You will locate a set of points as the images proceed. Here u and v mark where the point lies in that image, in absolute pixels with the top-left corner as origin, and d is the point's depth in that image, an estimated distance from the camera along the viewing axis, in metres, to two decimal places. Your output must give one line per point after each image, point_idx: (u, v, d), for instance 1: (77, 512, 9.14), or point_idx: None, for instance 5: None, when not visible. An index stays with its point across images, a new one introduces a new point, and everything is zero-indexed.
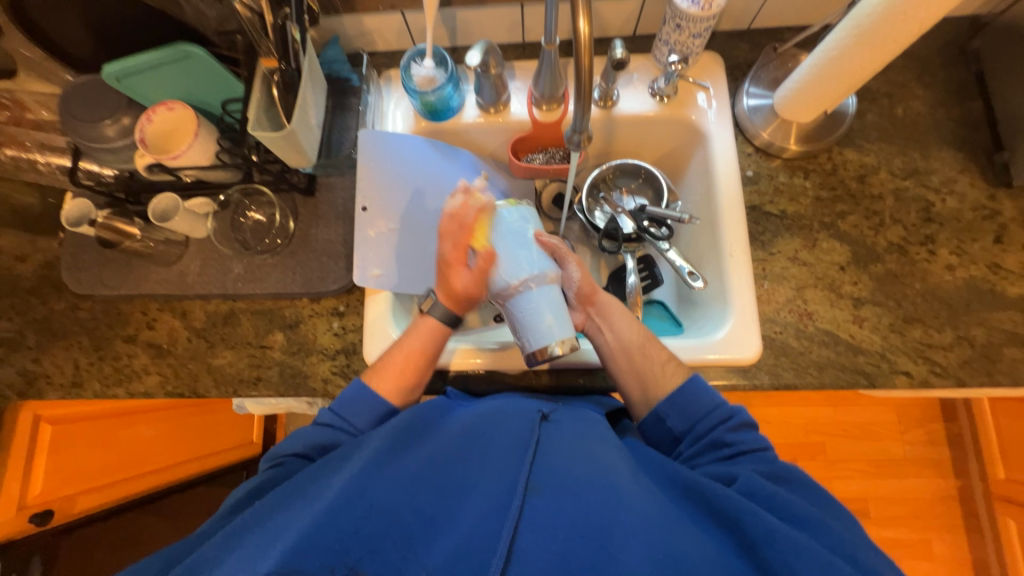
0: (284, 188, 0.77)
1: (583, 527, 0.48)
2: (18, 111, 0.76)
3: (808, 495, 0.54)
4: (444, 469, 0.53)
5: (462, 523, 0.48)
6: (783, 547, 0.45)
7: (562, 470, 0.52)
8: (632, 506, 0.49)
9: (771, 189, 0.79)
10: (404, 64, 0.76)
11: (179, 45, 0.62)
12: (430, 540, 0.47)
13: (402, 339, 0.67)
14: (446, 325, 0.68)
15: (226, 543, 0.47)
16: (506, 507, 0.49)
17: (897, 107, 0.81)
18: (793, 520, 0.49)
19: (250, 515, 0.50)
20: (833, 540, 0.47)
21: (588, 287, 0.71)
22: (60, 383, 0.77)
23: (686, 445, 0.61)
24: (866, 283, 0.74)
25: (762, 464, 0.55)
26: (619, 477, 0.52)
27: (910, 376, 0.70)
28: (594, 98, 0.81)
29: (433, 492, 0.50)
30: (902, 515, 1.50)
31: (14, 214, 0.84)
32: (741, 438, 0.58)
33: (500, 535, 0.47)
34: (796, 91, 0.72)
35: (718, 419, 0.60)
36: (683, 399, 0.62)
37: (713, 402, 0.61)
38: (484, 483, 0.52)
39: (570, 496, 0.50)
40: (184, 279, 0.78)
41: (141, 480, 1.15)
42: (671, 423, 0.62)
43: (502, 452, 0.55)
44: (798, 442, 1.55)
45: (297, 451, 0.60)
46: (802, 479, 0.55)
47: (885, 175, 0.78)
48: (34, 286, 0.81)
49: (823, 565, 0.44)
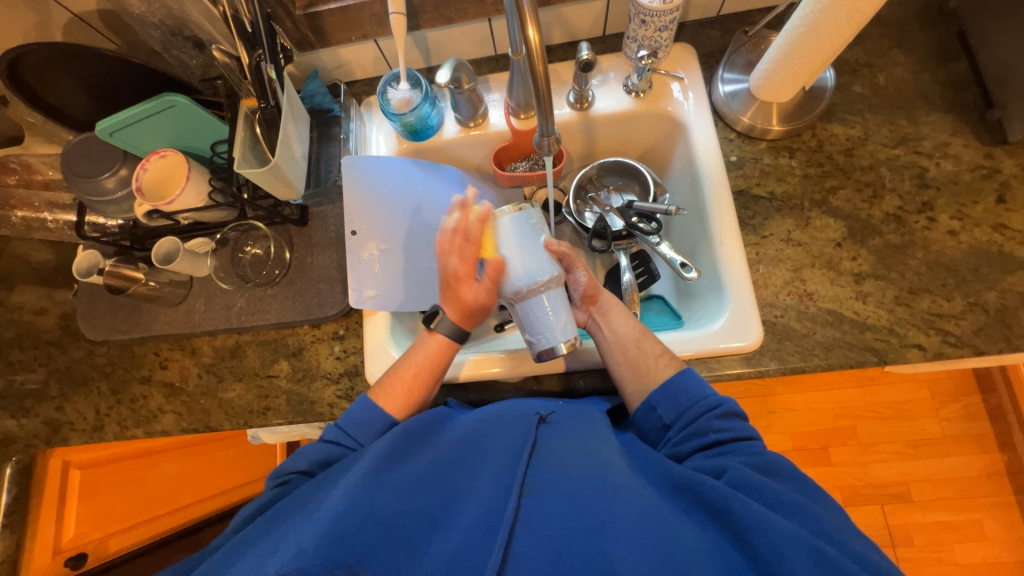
0: (278, 220, 0.80)
1: (580, 523, 0.48)
2: (27, 174, 0.80)
3: (796, 485, 0.53)
4: (443, 476, 0.53)
5: (460, 528, 0.48)
6: (775, 537, 0.44)
7: (558, 469, 0.53)
8: (626, 502, 0.49)
9: (757, 172, 0.78)
10: (380, 90, 0.78)
11: (164, 96, 0.66)
12: (427, 545, 0.46)
13: (411, 355, 0.68)
14: (454, 340, 0.67)
15: (222, 563, 0.47)
16: (503, 511, 0.49)
17: (879, 76, 0.79)
18: (780, 509, 0.48)
19: (248, 534, 0.50)
20: (820, 526, 0.47)
21: (592, 288, 0.71)
22: (83, 428, 0.80)
23: (675, 432, 0.61)
24: (865, 257, 0.72)
25: (750, 455, 0.55)
26: (613, 474, 0.52)
27: (923, 349, 0.67)
28: (570, 101, 0.82)
29: (431, 497, 0.50)
30: (947, 496, 1.43)
31: (32, 271, 0.89)
32: (729, 426, 0.58)
33: (495, 538, 0.47)
34: (770, 71, 0.72)
35: (706, 406, 0.60)
36: (675, 389, 0.61)
37: (702, 392, 0.61)
38: (483, 490, 0.52)
39: (567, 493, 0.50)
40: (191, 317, 0.81)
41: (169, 519, 1.17)
42: (661, 411, 0.62)
43: (498, 458, 0.55)
44: (826, 428, 1.50)
45: (298, 470, 0.61)
46: (787, 468, 0.54)
47: (873, 146, 0.77)
48: (54, 337, 0.85)
49: (813, 553, 0.43)
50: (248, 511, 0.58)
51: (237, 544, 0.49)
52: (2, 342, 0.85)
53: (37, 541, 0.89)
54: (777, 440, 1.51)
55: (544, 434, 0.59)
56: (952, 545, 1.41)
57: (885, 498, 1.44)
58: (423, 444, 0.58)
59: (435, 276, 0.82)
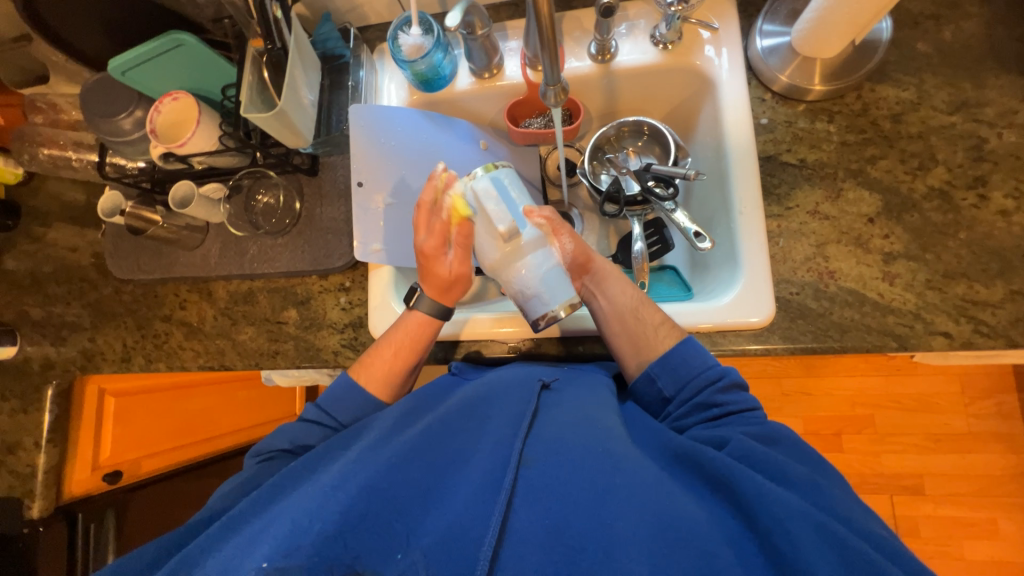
0: (288, 169, 0.80)
1: (576, 496, 0.47)
2: (54, 114, 0.83)
3: (798, 454, 0.52)
4: (438, 441, 0.53)
5: (456, 499, 0.48)
6: (778, 510, 0.43)
7: (558, 439, 0.52)
8: (627, 471, 0.48)
9: (789, 137, 0.72)
10: (391, 34, 0.74)
11: (170, 34, 0.65)
12: (423, 516, 0.47)
13: (389, 333, 0.68)
14: (435, 318, 0.68)
15: (221, 534, 0.48)
16: (500, 483, 0.49)
17: (945, 31, 0.70)
18: (784, 482, 0.48)
19: (247, 505, 0.51)
20: (825, 501, 0.46)
21: (582, 255, 0.68)
22: (113, 359, 0.86)
23: (675, 407, 0.59)
24: (899, 236, 0.66)
25: (754, 425, 0.54)
26: (615, 443, 0.51)
27: (950, 337, 0.63)
28: (590, 52, 0.77)
29: (427, 466, 0.50)
30: (962, 493, 1.38)
31: (64, 209, 0.93)
32: (731, 400, 0.56)
33: (493, 513, 0.47)
34: (816, 21, 0.64)
35: (707, 379, 0.58)
36: (675, 360, 0.60)
37: (704, 362, 0.59)
38: (483, 457, 0.52)
39: (566, 466, 0.49)
40: (207, 261, 0.83)
41: (193, 448, 1.28)
42: (661, 385, 0.60)
43: (497, 427, 0.55)
44: (841, 415, 1.46)
45: (286, 446, 0.63)
46: (791, 438, 0.53)
47: (925, 111, 0.69)
48: (86, 274, 0.90)
49: (816, 526, 0.42)
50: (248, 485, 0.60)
51: (237, 516, 0.50)
52: (41, 275, 0.91)
53: (79, 455, 0.97)
54: (789, 422, 1.47)
55: (545, 401, 0.58)
56: (960, 541, 1.38)
57: (895, 489, 1.41)
58: (422, 414, 0.58)
59: None
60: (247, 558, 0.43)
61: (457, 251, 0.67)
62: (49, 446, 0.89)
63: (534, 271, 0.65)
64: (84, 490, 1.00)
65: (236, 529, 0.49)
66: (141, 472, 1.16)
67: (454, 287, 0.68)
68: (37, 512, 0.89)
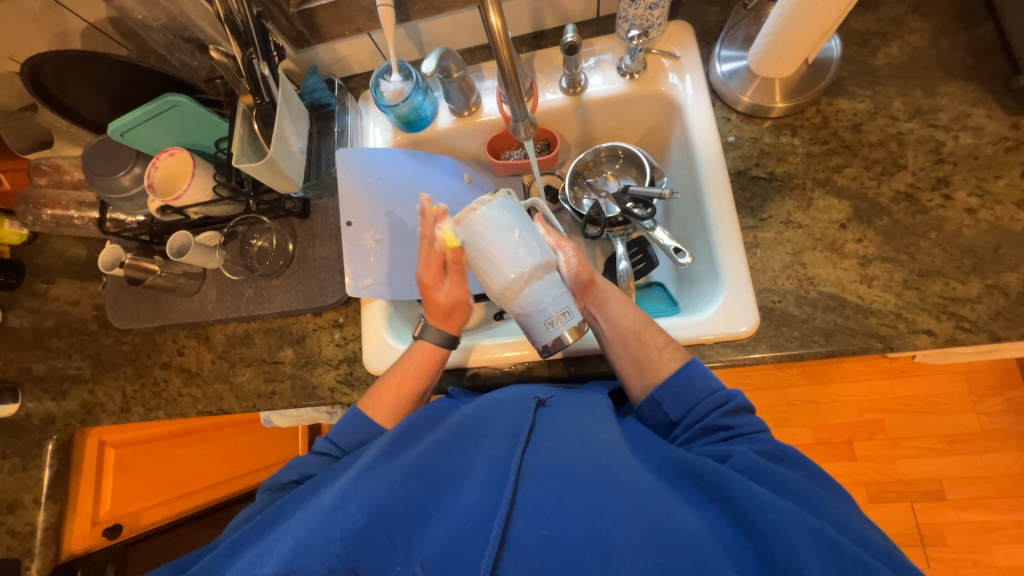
0: (280, 214, 0.83)
1: (574, 505, 0.46)
2: (57, 175, 0.87)
3: (803, 472, 0.52)
4: (438, 458, 0.51)
5: (454, 515, 0.47)
6: (775, 517, 0.43)
7: (558, 453, 0.50)
8: (625, 482, 0.47)
9: (756, 152, 0.75)
10: (373, 82, 0.79)
11: (164, 96, 0.69)
12: (423, 529, 0.46)
13: (397, 363, 0.68)
14: (444, 347, 0.68)
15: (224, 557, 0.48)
16: (498, 496, 0.47)
17: (893, 45, 0.74)
18: (785, 493, 0.47)
19: (255, 524, 0.51)
20: (824, 511, 0.46)
21: (586, 274, 0.69)
22: (113, 410, 0.87)
23: (681, 430, 0.59)
24: (872, 239, 0.68)
25: (758, 442, 0.54)
26: (612, 454, 0.50)
27: (934, 335, 0.64)
28: (562, 86, 0.81)
29: (426, 484, 0.49)
30: (984, 495, 1.35)
31: (65, 265, 0.96)
32: (739, 422, 0.56)
33: (492, 526, 0.45)
34: (768, 44, 0.68)
35: (714, 403, 0.58)
36: (680, 383, 0.59)
37: (710, 385, 0.59)
38: (482, 472, 0.50)
39: (564, 479, 0.48)
40: (204, 306, 0.85)
41: (196, 496, 1.26)
42: (667, 408, 0.60)
43: (494, 441, 0.53)
44: (850, 422, 1.43)
45: (293, 478, 0.62)
46: (797, 455, 0.53)
47: (884, 120, 0.72)
48: (88, 326, 0.92)
49: (814, 533, 0.42)
50: (251, 514, 0.58)
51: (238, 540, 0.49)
52: (43, 330, 0.93)
53: (79, 513, 0.96)
54: (798, 432, 1.45)
55: (543, 417, 0.56)
56: (989, 546, 1.33)
57: (914, 496, 1.37)
58: (422, 434, 0.57)
59: None
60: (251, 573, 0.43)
61: (453, 277, 0.67)
62: (49, 503, 0.89)
63: (544, 292, 0.61)
64: (85, 547, 0.99)
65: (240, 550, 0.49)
66: (142, 524, 1.14)
67: (454, 312, 0.68)
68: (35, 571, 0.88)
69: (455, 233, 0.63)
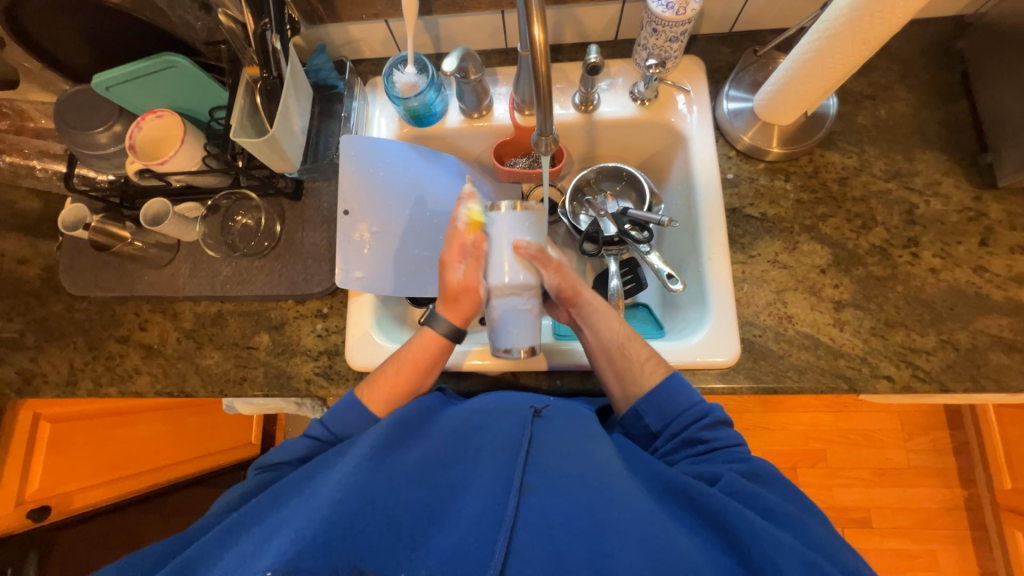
0: (271, 193, 0.79)
1: (577, 523, 0.46)
2: (19, 120, 0.79)
3: (784, 492, 0.55)
4: (438, 468, 0.51)
5: (458, 525, 0.46)
6: (772, 548, 0.45)
7: (558, 468, 0.51)
8: (627, 501, 0.48)
9: (751, 192, 0.79)
10: (386, 71, 0.77)
11: (164, 55, 0.65)
12: (426, 540, 0.45)
13: (401, 350, 0.64)
14: (450, 338, 0.64)
15: (211, 546, 0.45)
16: (501, 508, 0.47)
17: (881, 109, 0.80)
18: (775, 518, 0.50)
19: (246, 511, 0.48)
20: (811, 539, 0.49)
21: (568, 288, 0.65)
22: (56, 382, 0.80)
23: (663, 442, 0.61)
24: (847, 286, 0.73)
25: (740, 462, 0.56)
26: (611, 472, 0.51)
27: (892, 380, 0.69)
28: (575, 102, 0.82)
29: (427, 493, 0.48)
30: (905, 526, 1.47)
31: (16, 218, 0.88)
32: (716, 436, 0.58)
33: (495, 537, 0.45)
34: (775, 93, 0.72)
35: (694, 416, 0.60)
36: (661, 397, 0.61)
37: (690, 400, 0.61)
38: (484, 483, 0.50)
39: (565, 495, 0.49)
40: (175, 281, 0.80)
41: (140, 478, 1.17)
42: (649, 420, 0.62)
43: (496, 451, 0.53)
44: (796, 449, 1.53)
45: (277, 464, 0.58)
46: (776, 475, 0.56)
47: (866, 177, 0.78)
48: (35, 288, 0.84)
49: (806, 564, 0.44)
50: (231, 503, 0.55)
51: (228, 527, 0.46)
52: None
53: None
54: None
55: (540, 428, 0.56)
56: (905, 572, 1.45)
57: (846, 522, 1.48)
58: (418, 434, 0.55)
59: (422, 265, 0.81)
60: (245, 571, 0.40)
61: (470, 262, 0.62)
62: None
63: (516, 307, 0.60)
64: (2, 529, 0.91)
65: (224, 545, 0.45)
66: (72, 508, 1.04)
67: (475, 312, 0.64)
68: None
69: (476, 217, 0.63)
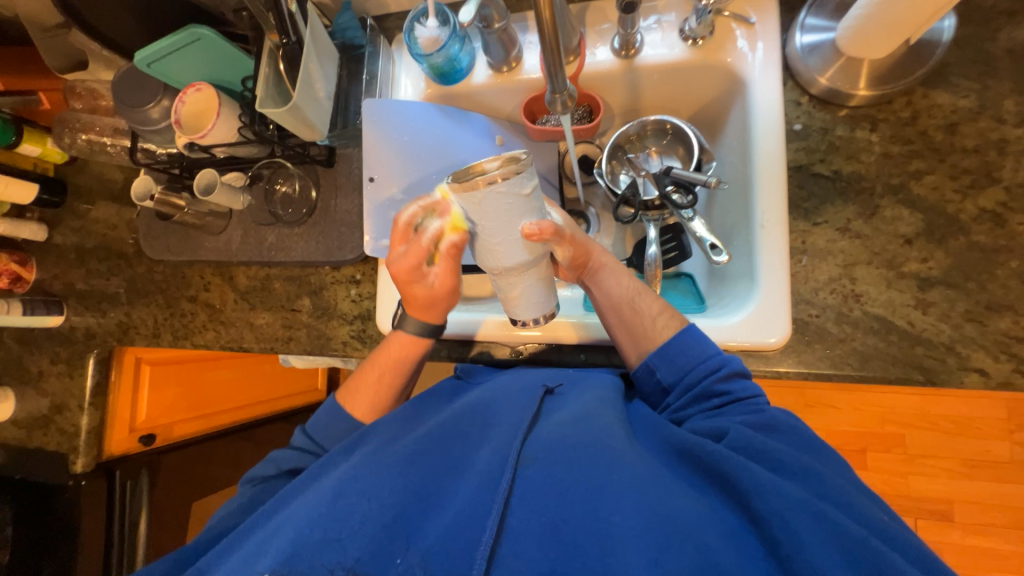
0: (306, 161, 0.81)
1: (574, 495, 0.46)
2: (93, 99, 0.87)
3: (797, 441, 0.50)
4: (438, 446, 0.52)
5: (455, 501, 0.47)
6: (774, 499, 0.42)
7: (558, 440, 0.50)
8: (625, 472, 0.47)
9: (823, 145, 0.66)
10: (407, 26, 0.73)
11: (190, 28, 0.67)
12: (423, 520, 0.47)
13: (375, 356, 0.67)
14: (428, 336, 0.66)
15: (229, 545, 0.49)
16: (498, 479, 0.48)
17: (1018, 30, 0.62)
18: (781, 469, 0.46)
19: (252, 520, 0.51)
20: (822, 488, 0.45)
21: (581, 256, 0.60)
22: (145, 333, 0.92)
23: (675, 398, 0.57)
24: (939, 260, 0.61)
25: (752, 413, 0.52)
26: (616, 444, 0.49)
27: (986, 375, 0.58)
28: (613, 46, 0.72)
29: (427, 470, 0.50)
30: (995, 523, 1.30)
31: (102, 189, 0.99)
32: (734, 387, 0.55)
33: (489, 514, 0.45)
34: (862, 20, 0.58)
35: (705, 370, 0.56)
36: (673, 350, 0.58)
37: (704, 352, 0.57)
38: (482, 459, 0.50)
39: (564, 467, 0.48)
40: (229, 246, 0.86)
41: (221, 416, 1.35)
42: (661, 374, 0.58)
43: (499, 432, 0.53)
44: (868, 432, 1.38)
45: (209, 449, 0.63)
46: (790, 424, 0.51)
47: (986, 122, 0.62)
48: (123, 252, 0.96)
49: (812, 512, 0.41)
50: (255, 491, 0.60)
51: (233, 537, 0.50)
52: (85, 250, 0.98)
53: (117, 419, 1.04)
54: None
55: (548, 406, 0.56)
56: (988, 572, 1.30)
57: (921, 513, 1.34)
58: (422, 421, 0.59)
59: None
60: (255, 560, 0.44)
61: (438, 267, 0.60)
62: (91, 410, 0.98)
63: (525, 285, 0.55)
64: (122, 450, 1.08)
65: (232, 548, 0.49)
66: (173, 436, 1.23)
67: (434, 305, 0.64)
68: (82, 466, 0.99)
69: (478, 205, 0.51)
